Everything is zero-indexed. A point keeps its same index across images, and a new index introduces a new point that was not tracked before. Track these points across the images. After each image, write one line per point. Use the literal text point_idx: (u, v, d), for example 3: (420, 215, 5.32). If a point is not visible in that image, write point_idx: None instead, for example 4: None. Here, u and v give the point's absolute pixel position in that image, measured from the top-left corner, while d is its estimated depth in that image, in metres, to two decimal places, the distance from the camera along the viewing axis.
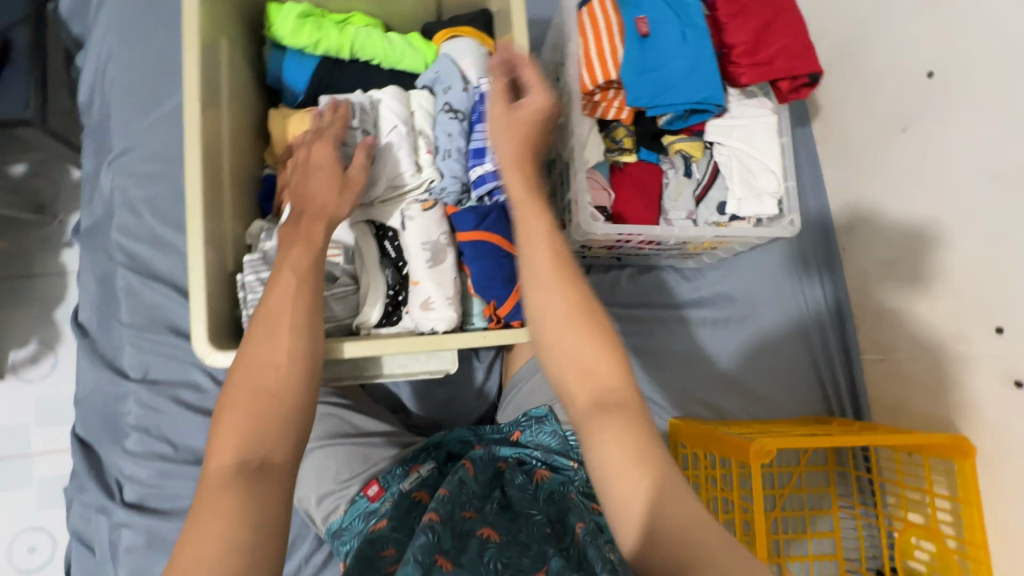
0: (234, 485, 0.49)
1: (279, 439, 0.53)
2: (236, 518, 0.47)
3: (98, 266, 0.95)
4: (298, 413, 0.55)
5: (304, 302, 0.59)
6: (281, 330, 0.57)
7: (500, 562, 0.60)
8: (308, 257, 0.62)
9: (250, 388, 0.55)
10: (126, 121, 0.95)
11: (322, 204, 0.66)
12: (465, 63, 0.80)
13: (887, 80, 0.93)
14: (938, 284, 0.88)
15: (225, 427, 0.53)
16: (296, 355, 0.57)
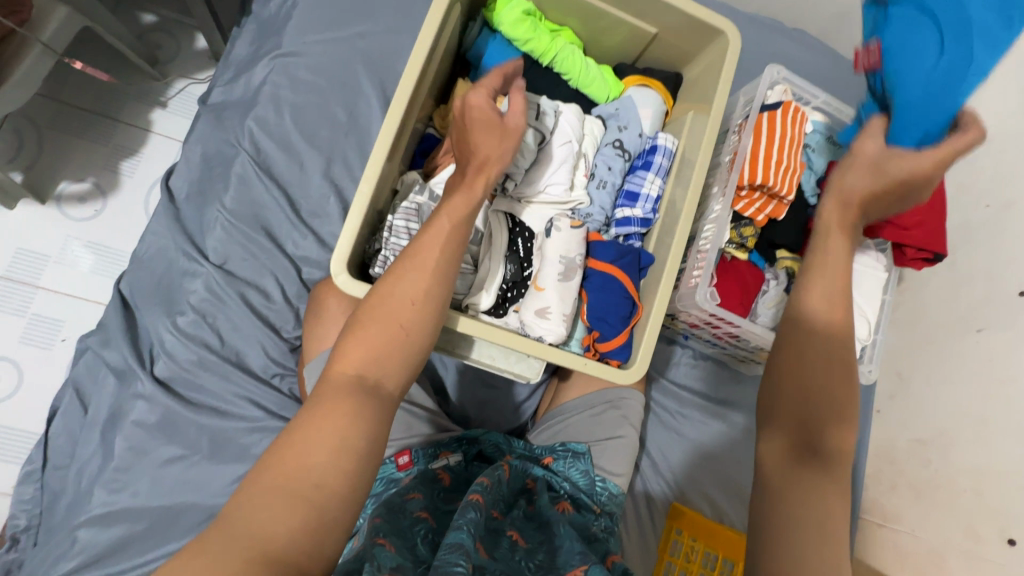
0: (351, 396, 0.52)
1: (394, 369, 0.56)
2: (350, 426, 0.50)
3: (216, 143, 0.95)
4: (418, 352, 0.58)
5: (451, 250, 0.60)
6: (425, 271, 0.59)
7: (530, 562, 0.63)
8: (464, 210, 0.62)
9: (383, 313, 0.57)
10: (304, 27, 0.98)
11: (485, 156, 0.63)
12: (645, 112, 0.85)
13: (978, 282, 1.01)
14: (962, 478, 0.93)
15: (352, 339, 0.56)
16: (430, 300, 0.58)
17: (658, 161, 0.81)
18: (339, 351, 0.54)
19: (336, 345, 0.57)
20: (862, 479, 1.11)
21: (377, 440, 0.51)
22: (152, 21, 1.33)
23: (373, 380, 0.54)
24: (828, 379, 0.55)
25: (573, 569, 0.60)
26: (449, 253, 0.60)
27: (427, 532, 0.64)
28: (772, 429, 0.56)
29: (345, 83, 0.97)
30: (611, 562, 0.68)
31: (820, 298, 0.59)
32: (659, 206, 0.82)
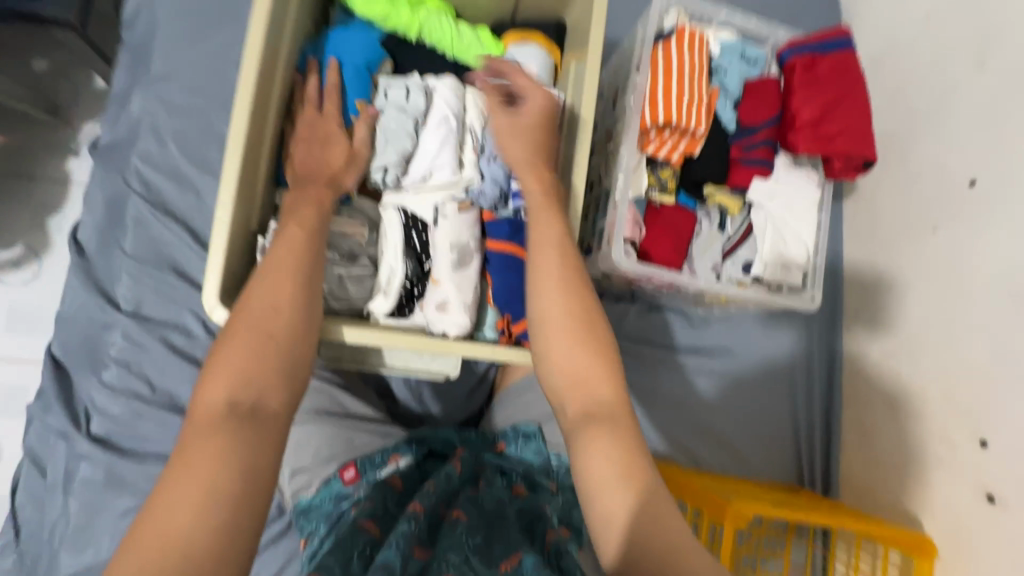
0: (225, 427, 0.49)
1: (272, 385, 0.53)
2: (222, 456, 0.48)
3: (110, 187, 0.92)
4: (296, 364, 0.56)
5: (312, 258, 0.60)
6: (283, 276, 0.57)
7: (472, 544, 0.61)
8: (315, 218, 0.63)
9: (245, 330, 0.54)
10: (171, 46, 0.92)
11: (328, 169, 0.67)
12: (530, 68, 0.78)
13: (928, 177, 0.94)
14: (932, 385, 0.90)
15: (218, 365, 0.53)
16: (297, 305, 0.57)
17: (548, 121, 0.75)
18: (201, 385, 0.51)
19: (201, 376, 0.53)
20: (841, 401, 1.08)
21: (258, 461, 0.49)
22: (45, 66, 1.28)
23: (248, 401, 0.52)
24: (576, 342, 0.57)
25: (512, 556, 0.59)
26: (307, 258, 0.60)
27: (368, 546, 0.63)
28: (602, 434, 0.53)
29: (226, 98, 0.93)
30: (550, 539, 0.66)
31: (547, 279, 0.60)
32: (556, 169, 0.76)
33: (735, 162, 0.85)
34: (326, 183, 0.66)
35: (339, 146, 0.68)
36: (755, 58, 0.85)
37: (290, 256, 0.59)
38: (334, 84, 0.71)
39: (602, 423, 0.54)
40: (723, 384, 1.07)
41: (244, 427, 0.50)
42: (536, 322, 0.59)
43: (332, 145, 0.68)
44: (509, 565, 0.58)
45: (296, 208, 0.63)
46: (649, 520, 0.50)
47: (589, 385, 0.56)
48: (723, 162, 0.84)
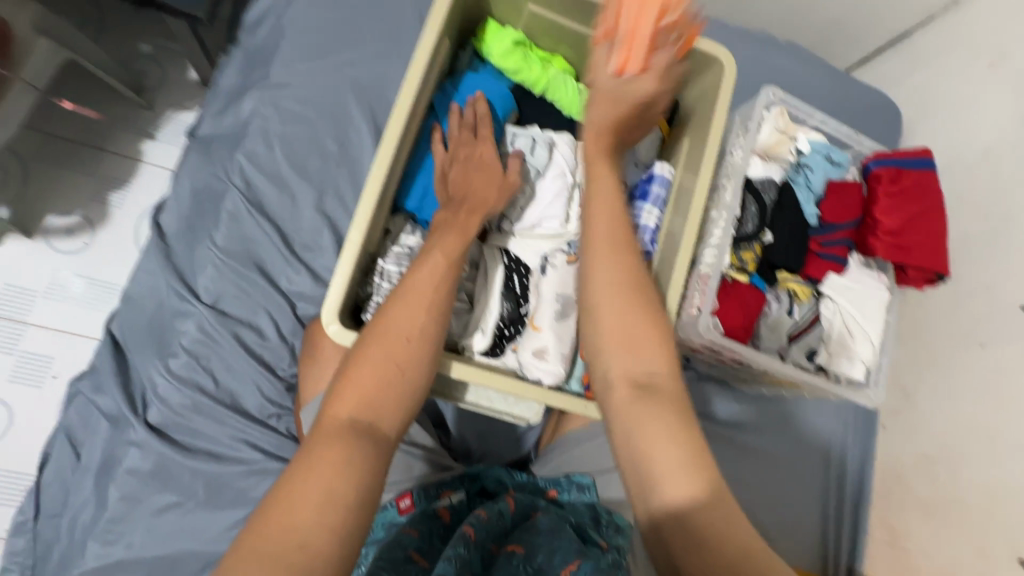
0: (346, 439, 0.49)
1: (389, 406, 0.53)
2: (342, 470, 0.47)
3: (206, 178, 0.93)
4: (414, 389, 0.55)
5: (446, 285, 0.60)
6: (419, 305, 0.57)
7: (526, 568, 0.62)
8: (458, 248, 0.62)
9: (376, 351, 0.54)
10: (292, 57, 0.96)
11: (483, 198, 0.67)
12: (640, 139, 0.83)
13: (980, 295, 1.00)
14: (970, 495, 0.92)
15: (348, 379, 0.53)
16: (426, 337, 0.57)
17: (656, 190, 0.79)
18: (332, 395, 0.52)
19: (332, 383, 0.54)
20: (870, 496, 1.10)
21: (371, 487, 0.48)
22: (144, 50, 1.31)
23: (368, 421, 0.51)
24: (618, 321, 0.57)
25: (567, 566, 0.61)
26: (443, 289, 0.59)
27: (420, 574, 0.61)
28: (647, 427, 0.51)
29: (335, 113, 0.96)
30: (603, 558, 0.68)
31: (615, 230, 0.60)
32: (659, 237, 0.80)
33: (812, 254, 0.91)
34: (474, 208, 0.66)
35: (498, 175, 0.69)
36: (840, 161, 0.92)
37: (428, 286, 0.59)
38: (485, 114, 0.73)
39: (657, 402, 0.53)
40: (759, 463, 1.09)
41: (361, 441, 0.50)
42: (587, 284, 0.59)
43: (489, 175, 0.69)
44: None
45: (445, 232, 0.63)
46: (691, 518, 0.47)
47: (635, 354, 0.56)
48: (802, 252, 0.90)
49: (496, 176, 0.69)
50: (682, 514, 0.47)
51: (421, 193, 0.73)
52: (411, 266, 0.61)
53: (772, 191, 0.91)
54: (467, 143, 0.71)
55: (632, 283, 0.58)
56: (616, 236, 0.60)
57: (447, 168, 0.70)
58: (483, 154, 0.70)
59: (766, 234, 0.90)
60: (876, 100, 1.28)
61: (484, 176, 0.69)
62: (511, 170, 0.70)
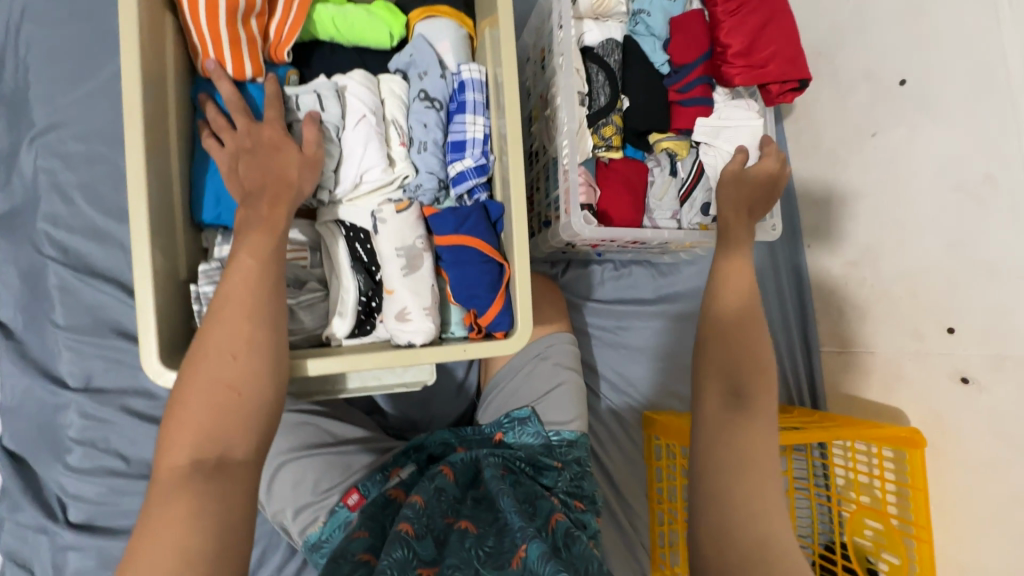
0: (189, 483, 0.46)
1: (234, 432, 0.49)
2: (194, 523, 0.44)
3: (21, 258, 0.83)
4: (259, 406, 0.51)
5: (266, 287, 0.54)
6: (239, 317, 0.52)
7: (480, 550, 0.61)
8: (266, 245, 0.56)
9: (201, 380, 0.50)
10: (50, 92, 0.83)
11: (284, 180, 0.59)
12: (442, 47, 0.72)
13: (861, 85, 0.95)
14: (897, 284, 0.93)
15: (178, 419, 0.49)
16: (256, 346, 0.52)
17: (472, 98, 0.70)
18: (161, 444, 0.47)
19: (164, 426, 0.49)
20: (813, 316, 1.11)
21: (229, 525, 0.46)
22: None
23: (215, 456, 0.48)
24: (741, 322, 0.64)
25: (518, 551, 0.59)
26: (265, 291, 0.54)
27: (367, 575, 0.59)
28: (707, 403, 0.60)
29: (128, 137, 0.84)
30: (555, 524, 0.65)
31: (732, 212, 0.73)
32: (492, 144, 0.71)
33: (675, 106, 0.85)
34: (277, 195, 0.58)
35: (291, 150, 0.60)
36: None
37: (244, 293, 0.53)
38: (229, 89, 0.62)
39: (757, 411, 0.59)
40: None
41: (211, 482, 0.46)
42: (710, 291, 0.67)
43: (281, 151, 0.59)
44: (516, 564, 0.58)
45: (244, 229, 0.56)
46: (719, 490, 0.55)
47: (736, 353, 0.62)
48: (663, 107, 0.84)
49: (297, 150, 0.60)
50: (713, 480, 0.55)
51: (215, 199, 0.63)
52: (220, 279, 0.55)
53: (616, 53, 0.84)
54: (243, 128, 0.60)
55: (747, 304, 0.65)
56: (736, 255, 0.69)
57: (230, 163, 0.59)
58: (261, 131, 0.60)
59: (621, 100, 0.84)
60: None
61: (275, 155, 0.59)
62: (305, 139, 0.61)
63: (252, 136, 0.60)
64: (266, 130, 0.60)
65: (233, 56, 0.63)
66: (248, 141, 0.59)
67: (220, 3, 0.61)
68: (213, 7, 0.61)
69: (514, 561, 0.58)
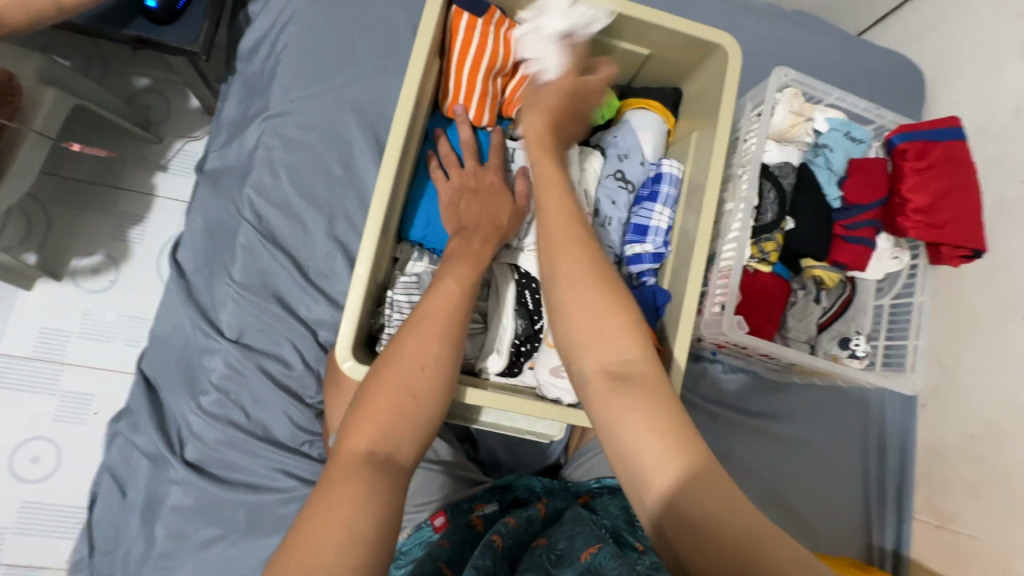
0: (364, 473, 0.48)
1: (405, 437, 0.52)
2: (360, 510, 0.46)
3: (218, 213, 0.94)
4: (429, 419, 0.54)
5: (460, 312, 0.59)
6: (433, 333, 0.57)
7: (550, 554, 0.67)
8: (472, 275, 0.61)
9: (391, 380, 0.53)
10: (289, 84, 0.95)
11: (496, 223, 0.66)
12: (644, 137, 0.78)
13: (1020, 266, 0.95)
14: (1022, 474, 0.88)
15: (364, 411, 0.52)
16: (439, 364, 0.56)
17: (665, 190, 0.76)
18: (348, 428, 0.51)
19: (348, 413, 0.53)
20: (912, 478, 1.07)
21: (389, 525, 0.47)
22: (146, 85, 1.32)
23: (386, 454, 0.51)
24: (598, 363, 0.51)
25: (588, 549, 0.66)
26: (458, 315, 0.59)
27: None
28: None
29: (337, 136, 0.95)
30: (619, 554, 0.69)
31: (555, 212, 0.58)
32: (671, 236, 0.76)
33: (837, 239, 0.88)
34: (489, 234, 0.65)
35: (507, 201, 0.68)
36: (860, 138, 0.88)
37: (443, 312, 0.58)
38: (468, 135, 0.71)
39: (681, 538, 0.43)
40: (792, 452, 1.07)
41: (381, 478, 0.49)
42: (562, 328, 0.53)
43: (499, 199, 0.68)
44: (586, 558, 0.64)
45: (458, 258, 0.62)
46: None
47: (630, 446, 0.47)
48: (827, 237, 0.87)
49: (513, 200, 0.68)
50: None
51: (426, 221, 0.72)
52: (424, 295, 0.60)
53: (790, 176, 0.88)
54: (471, 173, 0.69)
55: (603, 272, 0.54)
56: (569, 233, 0.56)
57: (453, 197, 0.69)
58: (485, 177, 0.69)
59: (787, 221, 0.87)
60: (899, 64, 1.21)
61: (492, 200, 0.68)
62: (518, 192, 0.69)
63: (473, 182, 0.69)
64: (489, 177, 0.69)
65: (478, 106, 0.73)
66: (473, 184, 0.69)
67: (483, 62, 0.71)
68: (476, 66, 0.71)
69: (583, 557, 0.64)
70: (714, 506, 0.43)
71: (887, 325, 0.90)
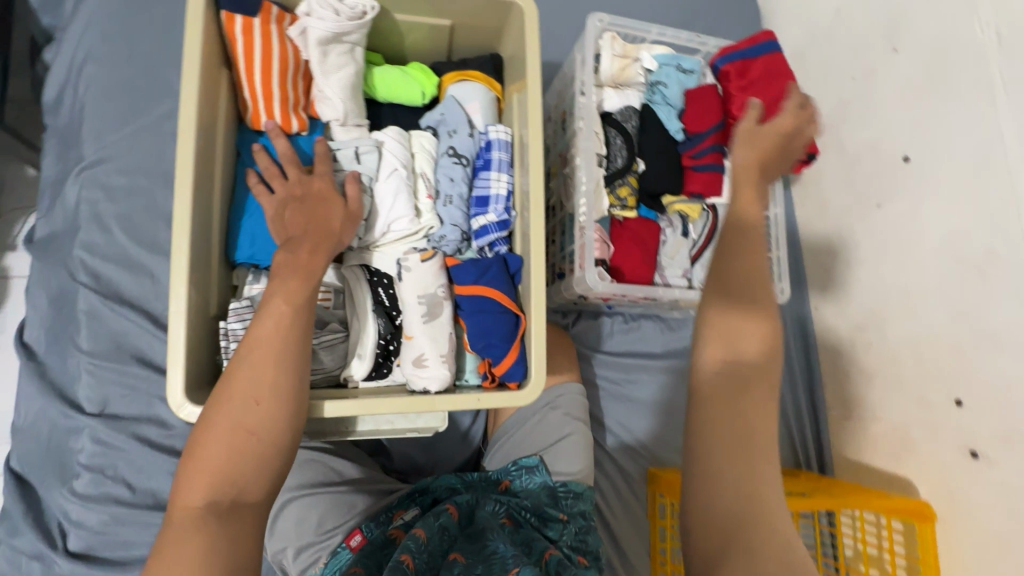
0: (202, 526, 0.47)
1: (249, 476, 0.51)
2: (200, 565, 0.46)
3: (54, 282, 0.86)
4: (275, 450, 0.52)
5: (294, 334, 0.55)
6: (265, 362, 0.53)
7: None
8: (303, 292, 0.57)
9: (223, 423, 0.51)
10: (102, 129, 0.88)
11: (327, 230, 0.61)
12: (472, 108, 0.77)
13: (866, 159, 0.99)
14: (902, 351, 0.94)
15: (196, 460, 0.50)
16: (278, 393, 0.53)
17: (497, 156, 0.74)
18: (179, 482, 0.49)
19: (182, 464, 0.51)
20: (820, 378, 1.12)
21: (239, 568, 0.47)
22: None
23: (229, 500, 0.49)
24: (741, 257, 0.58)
25: (509, 575, 0.58)
26: (292, 338, 0.55)
27: None
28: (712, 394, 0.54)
29: (167, 174, 0.89)
30: (547, 557, 0.65)
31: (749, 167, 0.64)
32: (512, 201, 0.74)
33: (688, 170, 0.90)
34: (318, 243, 0.60)
35: (337, 205, 0.63)
36: (691, 68, 0.89)
37: (273, 337, 0.54)
38: (282, 142, 0.66)
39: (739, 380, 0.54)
40: None
41: (224, 524, 0.48)
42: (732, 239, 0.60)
43: (327, 204, 0.63)
44: None
45: (283, 275, 0.57)
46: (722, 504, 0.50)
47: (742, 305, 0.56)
48: (676, 171, 0.88)
49: (344, 204, 0.64)
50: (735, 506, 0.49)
51: (251, 239, 0.67)
52: (254, 321, 0.56)
53: (633, 119, 0.89)
54: (296, 180, 0.64)
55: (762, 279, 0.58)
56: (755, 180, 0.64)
57: (278, 210, 0.63)
58: (311, 183, 0.63)
59: (637, 163, 0.88)
60: None
61: (321, 206, 0.62)
62: (348, 194, 0.64)
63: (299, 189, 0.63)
64: (315, 181, 0.64)
65: (282, 111, 0.69)
66: (298, 191, 0.63)
67: (274, 64, 0.67)
68: (268, 69, 0.67)
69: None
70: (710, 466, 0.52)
71: None
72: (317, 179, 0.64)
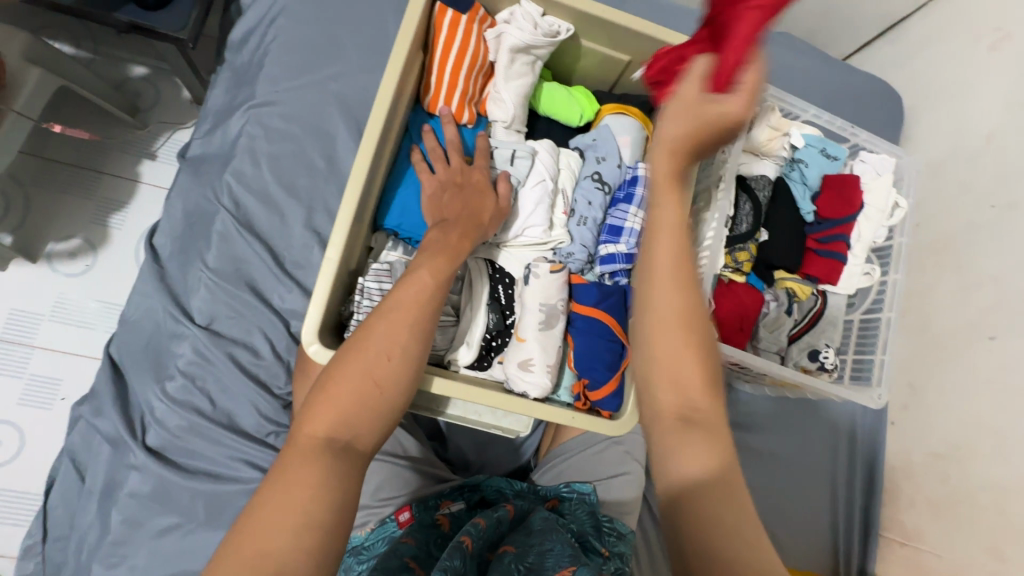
0: (321, 456, 0.48)
1: (366, 424, 0.52)
2: (315, 493, 0.46)
3: (196, 198, 0.93)
4: (392, 407, 0.54)
5: (430, 305, 0.59)
6: (402, 322, 0.56)
7: (520, 565, 0.62)
8: (448, 269, 0.61)
9: (356, 367, 0.53)
10: (275, 74, 0.96)
11: (478, 220, 0.66)
12: (623, 140, 0.79)
13: (987, 288, 0.96)
14: (984, 492, 0.89)
15: (324, 396, 0.52)
16: (407, 354, 0.55)
17: (640, 193, 0.77)
18: (308, 411, 0.50)
19: (308, 399, 0.53)
20: (879, 494, 1.07)
21: (346, 506, 0.48)
22: (141, 72, 1.31)
23: (345, 440, 0.51)
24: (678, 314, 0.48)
25: (560, 570, 0.59)
26: (428, 309, 0.58)
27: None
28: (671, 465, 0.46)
29: (321, 129, 0.96)
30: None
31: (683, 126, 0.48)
32: (644, 239, 0.77)
33: (810, 252, 0.92)
34: (469, 229, 0.65)
35: (491, 200, 0.69)
36: (835, 155, 0.91)
37: (413, 304, 0.58)
38: (455, 133, 0.72)
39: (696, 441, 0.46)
40: (763, 463, 1.08)
41: (339, 462, 0.49)
42: (645, 287, 0.49)
43: (482, 197, 0.68)
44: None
45: (435, 250, 0.62)
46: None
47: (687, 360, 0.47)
48: (801, 249, 0.90)
49: (497, 200, 0.69)
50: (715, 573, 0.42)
51: (401, 209, 0.72)
52: (397, 284, 0.60)
53: (767, 189, 0.89)
54: (458, 168, 0.69)
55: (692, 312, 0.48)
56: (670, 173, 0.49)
57: (437, 190, 0.69)
58: (471, 175, 0.69)
59: (761, 232, 0.89)
60: (876, 88, 1.25)
61: (478, 197, 0.68)
62: (501, 192, 0.70)
63: (460, 177, 0.69)
64: (475, 173, 0.69)
65: (459, 101, 0.74)
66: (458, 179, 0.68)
67: (465, 58, 0.72)
68: (459, 61, 0.72)
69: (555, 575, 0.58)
70: (692, 547, 0.44)
71: (856, 340, 0.91)
72: (478, 171, 0.70)
